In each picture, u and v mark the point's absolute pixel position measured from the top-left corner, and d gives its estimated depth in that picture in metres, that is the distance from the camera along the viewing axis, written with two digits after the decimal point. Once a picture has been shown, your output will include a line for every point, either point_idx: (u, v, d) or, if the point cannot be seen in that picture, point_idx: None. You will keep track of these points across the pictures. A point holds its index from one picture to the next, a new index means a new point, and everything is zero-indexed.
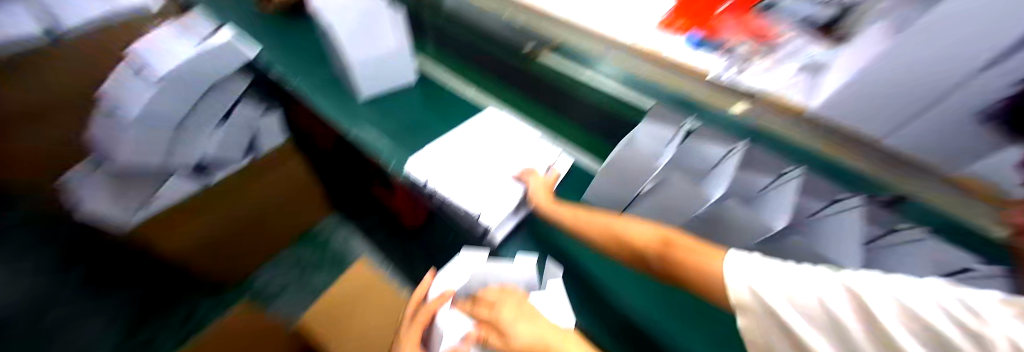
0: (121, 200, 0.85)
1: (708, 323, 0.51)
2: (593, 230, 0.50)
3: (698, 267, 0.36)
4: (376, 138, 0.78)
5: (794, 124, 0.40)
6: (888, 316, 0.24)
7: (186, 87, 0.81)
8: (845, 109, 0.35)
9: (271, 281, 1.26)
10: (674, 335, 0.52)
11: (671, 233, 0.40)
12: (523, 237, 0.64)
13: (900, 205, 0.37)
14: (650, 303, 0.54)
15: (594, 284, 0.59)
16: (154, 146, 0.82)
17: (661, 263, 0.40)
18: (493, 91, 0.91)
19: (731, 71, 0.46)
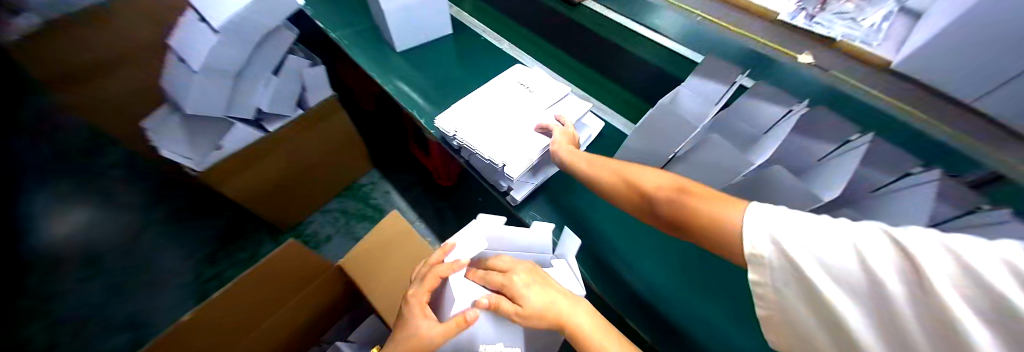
0: (197, 147, 0.98)
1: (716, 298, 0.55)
2: (609, 172, 0.49)
3: (710, 215, 0.33)
4: (409, 91, 0.80)
5: (866, 78, 0.45)
6: (943, 276, 0.23)
7: (244, 38, 0.86)
8: (927, 61, 0.40)
9: (320, 229, 1.26)
10: (685, 300, 0.55)
11: (687, 183, 0.39)
12: (543, 201, 0.68)
13: (997, 184, 0.39)
14: (663, 271, 0.57)
15: (611, 245, 0.62)
16: (217, 93, 0.90)
17: (667, 207, 0.38)
18: (528, 47, 0.89)
19: (805, 16, 0.48)
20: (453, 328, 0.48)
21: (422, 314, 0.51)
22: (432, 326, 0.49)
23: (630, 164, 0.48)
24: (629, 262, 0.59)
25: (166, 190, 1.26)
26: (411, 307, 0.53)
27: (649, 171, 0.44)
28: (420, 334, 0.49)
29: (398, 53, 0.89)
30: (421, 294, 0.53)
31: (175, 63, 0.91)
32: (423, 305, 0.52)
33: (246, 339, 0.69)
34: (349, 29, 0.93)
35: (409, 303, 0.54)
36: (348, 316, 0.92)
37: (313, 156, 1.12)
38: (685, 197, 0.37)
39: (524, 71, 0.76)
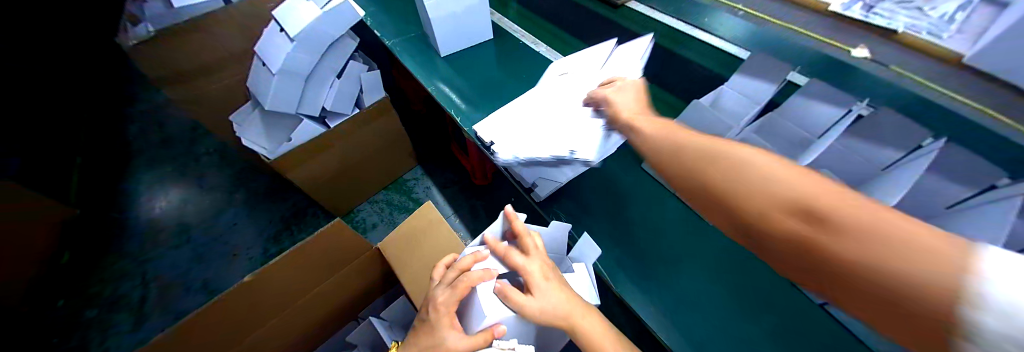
0: (273, 139, 1.14)
1: (754, 315, 0.52)
2: (676, 171, 0.36)
3: (880, 265, 0.21)
4: (449, 92, 0.86)
5: (942, 78, 0.39)
6: None
7: (314, 44, 0.98)
8: (1007, 58, 0.34)
9: (368, 217, 1.38)
10: (712, 307, 0.54)
11: (819, 195, 0.25)
12: (564, 199, 0.71)
13: None
14: (695, 280, 0.57)
15: (636, 245, 0.62)
16: (290, 93, 1.03)
17: (785, 240, 0.27)
18: (567, 50, 0.91)
19: (863, 7, 0.45)
20: (482, 342, 0.48)
21: (450, 326, 0.51)
22: (459, 339, 0.49)
23: (729, 162, 0.31)
24: (637, 287, 0.58)
25: (244, 175, 1.47)
26: (439, 316, 0.52)
27: (780, 172, 0.27)
28: (448, 347, 0.49)
29: (442, 56, 0.95)
30: (450, 305, 0.52)
31: (258, 65, 1.06)
32: (451, 315, 0.52)
33: (288, 312, 0.77)
34: (403, 38, 1.02)
35: (438, 309, 0.52)
36: (385, 296, 1.01)
37: (364, 152, 1.23)
38: (857, 249, 0.22)
39: (582, 57, 0.71)
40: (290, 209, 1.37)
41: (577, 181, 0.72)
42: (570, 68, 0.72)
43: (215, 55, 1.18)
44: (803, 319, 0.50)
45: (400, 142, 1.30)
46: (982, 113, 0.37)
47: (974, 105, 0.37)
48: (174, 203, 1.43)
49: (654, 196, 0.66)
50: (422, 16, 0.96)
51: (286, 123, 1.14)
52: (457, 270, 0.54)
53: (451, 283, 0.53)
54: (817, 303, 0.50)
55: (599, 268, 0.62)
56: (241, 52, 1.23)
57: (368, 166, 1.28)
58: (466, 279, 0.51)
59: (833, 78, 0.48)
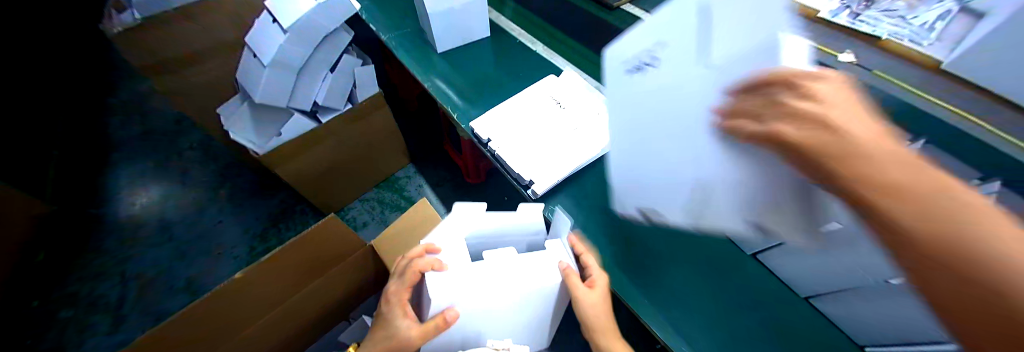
0: (261, 132, 1.12)
1: (766, 316, 0.54)
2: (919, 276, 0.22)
3: None
4: (446, 89, 0.86)
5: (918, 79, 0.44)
6: None
7: (308, 36, 0.96)
8: (977, 64, 0.39)
9: (358, 215, 1.36)
10: (730, 315, 0.55)
11: None
12: (565, 197, 0.68)
13: None
14: (707, 287, 0.58)
15: (643, 252, 0.62)
16: (281, 86, 1.01)
17: None
18: (563, 49, 0.92)
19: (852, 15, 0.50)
20: (431, 329, 0.50)
21: (403, 315, 0.54)
22: (411, 327, 0.52)
23: None
24: (634, 284, 0.59)
25: (229, 170, 1.43)
26: (394, 307, 0.56)
27: None
28: (401, 335, 0.52)
29: (438, 53, 0.95)
30: (402, 294, 0.55)
31: (248, 57, 1.03)
32: (403, 304, 0.55)
33: (279, 310, 0.75)
34: (399, 33, 1.01)
35: (390, 301, 0.56)
36: (376, 295, 0.99)
37: (355, 149, 1.21)
38: None
39: (668, 13, 0.32)
40: (277, 206, 1.34)
41: (575, 177, 0.70)
42: (650, 35, 0.34)
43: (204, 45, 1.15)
44: (790, 312, 0.54)
45: (393, 138, 1.29)
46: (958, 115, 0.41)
47: (950, 106, 0.41)
48: (156, 199, 1.38)
49: None
50: (419, 12, 0.95)
51: (274, 116, 1.12)
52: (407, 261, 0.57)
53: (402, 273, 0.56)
54: (801, 296, 0.55)
55: (615, 284, 0.59)
56: (233, 43, 1.20)
57: (359, 163, 1.26)
58: (411, 266, 0.53)
59: None
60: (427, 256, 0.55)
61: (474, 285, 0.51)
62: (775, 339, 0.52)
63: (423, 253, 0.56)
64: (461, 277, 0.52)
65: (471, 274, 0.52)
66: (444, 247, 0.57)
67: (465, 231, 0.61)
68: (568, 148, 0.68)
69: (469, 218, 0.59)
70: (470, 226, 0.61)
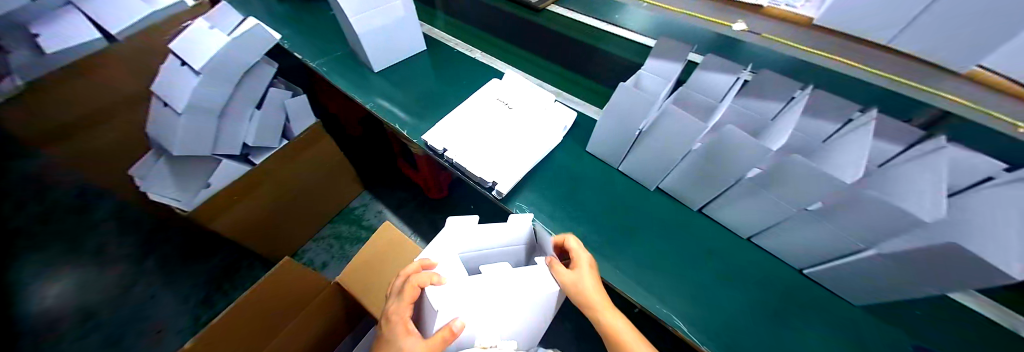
0: (188, 188, 1.00)
1: (749, 284, 0.56)
2: None
3: None
4: (389, 107, 0.82)
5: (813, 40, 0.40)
6: None
7: (227, 72, 0.88)
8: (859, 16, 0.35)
9: (316, 256, 1.26)
10: (722, 290, 0.56)
11: None
12: (529, 190, 0.68)
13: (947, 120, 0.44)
14: (696, 265, 0.58)
15: (626, 240, 0.61)
16: (201, 133, 0.92)
17: None
18: (500, 53, 0.94)
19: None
20: (438, 343, 0.45)
21: (405, 333, 0.49)
22: (414, 343, 0.46)
23: None
24: (603, 257, 0.59)
25: (154, 236, 1.22)
26: (394, 326, 0.51)
27: None
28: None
29: (375, 72, 0.91)
30: (402, 311, 0.51)
31: (158, 106, 0.91)
32: (405, 322, 0.50)
33: None
34: (328, 57, 0.96)
35: (391, 322, 0.51)
36: (351, 335, 0.93)
37: (300, 184, 1.11)
38: None
39: None
40: (218, 266, 1.20)
41: (532, 171, 0.71)
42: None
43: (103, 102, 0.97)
44: (738, 252, 0.59)
45: (342, 167, 1.21)
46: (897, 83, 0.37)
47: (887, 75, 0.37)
48: (66, 288, 1.13)
49: (622, 187, 0.67)
50: (346, 33, 0.91)
51: (201, 167, 1.01)
52: (403, 280, 0.53)
53: (400, 290, 0.53)
54: (743, 237, 0.60)
55: (613, 280, 0.57)
56: (140, 94, 1.03)
57: (306, 200, 1.17)
58: (409, 282, 0.50)
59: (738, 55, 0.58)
60: (425, 271, 0.52)
61: (476, 298, 0.49)
62: (729, 280, 0.57)
63: (419, 269, 0.54)
64: (462, 287, 0.50)
65: (470, 287, 0.50)
66: (438, 261, 0.56)
67: (461, 246, 0.59)
68: (520, 145, 0.67)
69: (464, 233, 0.57)
70: (463, 244, 0.59)
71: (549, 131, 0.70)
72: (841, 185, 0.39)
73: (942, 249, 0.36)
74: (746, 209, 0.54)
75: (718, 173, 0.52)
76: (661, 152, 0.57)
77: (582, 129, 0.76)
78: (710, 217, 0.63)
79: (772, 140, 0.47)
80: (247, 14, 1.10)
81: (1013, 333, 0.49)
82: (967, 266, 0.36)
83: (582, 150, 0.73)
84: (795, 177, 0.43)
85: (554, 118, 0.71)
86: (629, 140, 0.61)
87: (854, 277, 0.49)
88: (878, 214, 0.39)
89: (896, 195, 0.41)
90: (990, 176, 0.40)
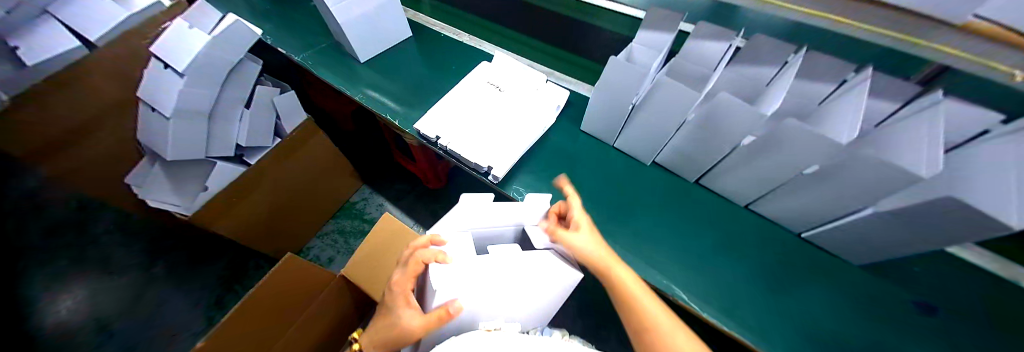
0: (184, 193, 0.99)
1: (746, 251, 0.57)
2: None
3: None
4: (378, 97, 0.80)
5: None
6: None
7: (211, 73, 0.87)
8: None
9: (321, 252, 1.27)
10: (719, 258, 0.57)
11: None
12: (526, 172, 0.68)
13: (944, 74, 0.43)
14: (692, 237, 0.59)
15: (624, 215, 0.61)
16: (193, 136, 0.91)
17: None
18: (489, 35, 0.92)
19: None
20: (436, 320, 0.46)
21: (405, 304, 0.51)
22: (412, 317, 0.48)
23: None
24: (604, 232, 0.59)
25: (161, 243, 1.22)
26: (396, 295, 0.52)
27: None
28: (402, 324, 0.48)
29: (361, 63, 0.89)
30: (405, 282, 0.52)
31: (146, 111, 0.89)
32: (406, 294, 0.52)
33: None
34: (312, 51, 0.93)
35: (394, 290, 0.53)
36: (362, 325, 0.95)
37: (297, 181, 1.11)
38: None
39: None
40: (225, 267, 1.23)
41: (528, 154, 0.70)
42: None
43: (79, 117, 0.86)
44: (736, 222, 0.60)
45: (337, 162, 1.20)
46: (899, 39, 0.36)
47: (885, 32, 0.36)
48: (78, 298, 1.12)
49: (618, 164, 0.67)
50: (329, 24, 0.88)
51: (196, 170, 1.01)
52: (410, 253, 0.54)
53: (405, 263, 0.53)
54: (740, 205, 0.61)
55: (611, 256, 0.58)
56: (128, 96, 0.93)
57: (304, 197, 1.17)
58: (414, 257, 0.51)
59: (733, 21, 0.57)
60: (431, 248, 0.51)
61: (476, 283, 0.49)
62: (728, 247, 0.57)
63: (428, 243, 0.53)
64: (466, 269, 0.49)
65: (473, 270, 0.49)
66: (448, 239, 0.53)
67: (470, 224, 0.58)
68: (513, 128, 0.66)
69: (477, 211, 0.56)
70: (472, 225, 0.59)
71: (542, 112, 0.69)
72: (839, 146, 0.39)
73: (940, 203, 0.36)
74: (744, 176, 0.54)
75: (713, 140, 0.51)
76: (655, 125, 0.56)
77: (575, 108, 0.75)
78: (706, 187, 0.63)
79: (767, 106, 0.46)
80: (225, 11, 1.06)
81: (1010, 281, 0.52)
82: (964, 219, 0.36)
83: (577, 129, 0.73)
84: (794, 139, 0.42)
85: (547, 98, 0.70)
86: (624, 115, 0.60)
87: (852, 237, 0.49)
88: (874, 175, 0.39)
89: (895, 152, 0.40)
90: (987, 129, 0.40)
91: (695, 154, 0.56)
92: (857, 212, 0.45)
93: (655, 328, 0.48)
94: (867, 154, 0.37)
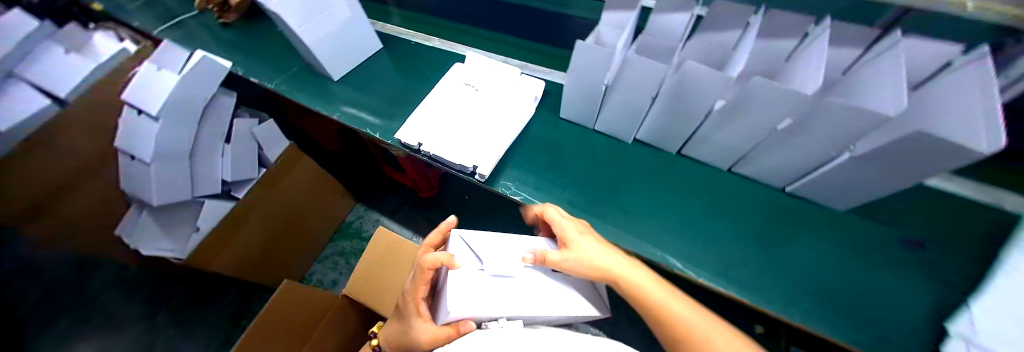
0: (177, 236, 0.98)
1: (735, 213, 0.58)
2: None
3: None
4: (356, 113, 0.80)
5: None
6: None
7: (184, 112, 0.86)
8: None
9: (324, 277, 1.26)
10: (711, 224, 0.57)
11: None
12: (512, 166, 0.68)
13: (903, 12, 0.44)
14: (681, 206, 0.60)
15: (614, 195, 0.62)
16: (177, 177, 0.90)
17: None
18: (460, 37, 0.93)
19: None
20: (442, 337, 0.48)
21: (418, 315, 0.52)
22: (417, 325, 0.51)
23: None
24: (597, 214, 0.59)
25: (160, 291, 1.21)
26: (409, 305, 0.54)
27: None
28: (411, 333, 0.52)
29: (335, 81, 0.88)
30: (416, 291, 0.53)
31: (125, 160, 0.87)
32: (417, 302, 0.53)
33: None
34: (285, 76, 0.92)
35: (408, 297, 0.55)
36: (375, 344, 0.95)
37: (290, 209, 1.10)
38: None
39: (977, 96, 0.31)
40: (229, 306, 1.22)
41: (512, 149, 0.70)
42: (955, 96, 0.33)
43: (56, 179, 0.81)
44: (722, 186, 0.61)
45: (329, 184, 1.19)
46: None
47: None
48: None
49: (602, 144, 0.68)
50: (298, 46, 0.87)
51: (185, 212, 0.99)
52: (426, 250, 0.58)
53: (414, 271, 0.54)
54: (724, 169, 0.62)
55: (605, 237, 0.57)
56: (108, 149, 0.90)
57: (300, 223, 1.16)
58: (421, 264, 0.51)
59: None
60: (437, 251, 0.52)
61: (488, 295, 0.49)
62: (718, 212, 0.58)
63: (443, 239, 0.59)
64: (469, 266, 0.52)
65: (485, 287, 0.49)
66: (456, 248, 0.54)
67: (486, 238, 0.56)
68: (493, 125, 0.66)
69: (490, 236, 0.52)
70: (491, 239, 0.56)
71: (520, 105, 0.69)
72: (805, 97, 0.39)
73: (911, 139, 0.36)
74: (723, 140, 0.54)
75: (688, 109, 0.51)
76: (630, 102, 0.56)
77: (553, 96, 0.76)
78: (689, 157, 0.64)
79: (733, 69, 0.47)
80: (192, 48, 1.04)
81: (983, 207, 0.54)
82: (937, 154, 0.36)
83: (557, 117, 0.73)
84: (762, 96, 0.42)
85: (522, 90, 0.71)
86: (599, 97, 0.60)
87: (835, 185, 0.50)
88: (846, 121, 0.39)
89: (865, 98, 0.41)
90: (948, 62, 0.41)
91: (674, 125, 0.57)
92: (835, 161, 0.46)
93: (691, 336, 0.45)
94: (832, 102, 0.38)
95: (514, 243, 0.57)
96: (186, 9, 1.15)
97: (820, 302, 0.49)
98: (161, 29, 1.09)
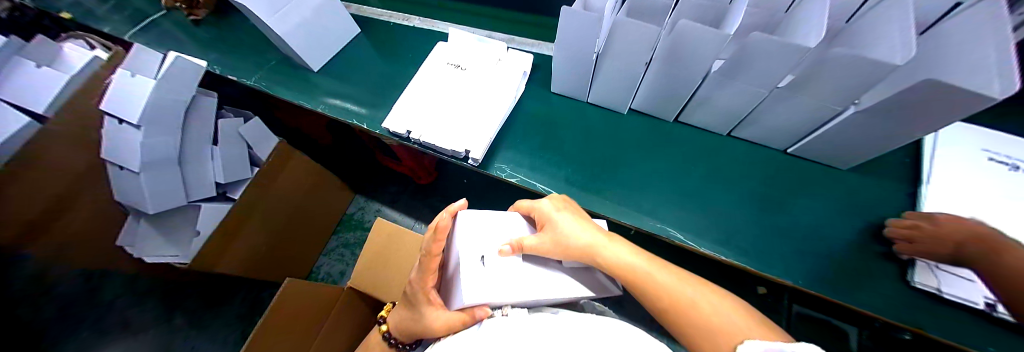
0: (180, 243, 0.98)
1: (735, 179, 0.57)
2: None
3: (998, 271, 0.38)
4: (342, 104, 0.77)
5: None
6: None
7: (166, 117, 0.83)
8: None
9: (331, 269, 1.28)
10: (712, 191, 0.56)
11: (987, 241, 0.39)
12: (505, 148, 0.66)
13: None
14: (679, 175, 0.58)
15: (611, 169, 0.61)
16: (170, 184, 0.88)
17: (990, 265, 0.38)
18: (443, 15, 0.88)
19: None
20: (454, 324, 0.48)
21: (429, 303, 0.52)
22: (429, 311, 0.51)
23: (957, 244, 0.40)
24: (594, 189, 0.59)
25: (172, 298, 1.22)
26: (417, 294, 0.53)
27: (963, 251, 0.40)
28: (423, 320, 0.52)
29: (316, 72, 0.84)
30: (424, 281, 0.53)
31: (115, 171, 0.85)
32: (427, 291, 0.52)
33: None
34: (265, 70, 0.89)
35: (415, 286, 0.54)
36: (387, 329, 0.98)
37: (288, 208, 1.09)
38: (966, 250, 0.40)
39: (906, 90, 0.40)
40: (244, 305, 1.26)
41: (504, 129, 0.68)
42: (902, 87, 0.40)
43: (44, 202, 0.78)
44: (721, 150, 0.60)
45: (325, 178, 1.18)
46: None
47: None
48: None
49: (597, 117, 0.66)
50: (272, 38, 0.83)
51: (184, 218, 0.98)
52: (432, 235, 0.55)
53: (420, 261, 0.53)
54: (723, 134, 0.61)
55: (604, 212, 0.57)
56: (96, 162, 0.87)
57: (301, 219, 1.16)
58: (430, 252, 0.50)
59: None
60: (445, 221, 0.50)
61: (496, 283, 0.49)
62: (717, 179, 0.57)
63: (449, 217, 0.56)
64: (471, 252, 0.52)
65: (491, 276, 0.49)
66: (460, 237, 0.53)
67: (486, 226, 0.55)
68: (482, 106, 0.64)
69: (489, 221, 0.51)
70: (492, 225, 0.55)
71: (509, 82, 0.66)
72: (807, 50, 0.37)
73: (921, 88, 0.34)
74: (723, 101, 0.52)
75: (684, 72, 0.49)
76: (624, 71, 0.54)
77: (544, 71, 0.73)
78: (687, 124, 0.63)
79: (731, 25, 0.44)
80: (165, 49, 0.99)
81: None
82: (947, 101, 0.35)
83: (549, 92, 0.71)
84: (762, 54, 0.40)
85: (511, 67, 0.68)
86: (591, 69, 0.58)
87: (839, 141, 0.49)
88: (851, 73, 0.37)
89: (873, 47, 0.39)
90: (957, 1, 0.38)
91: (672, 91, 0.55)
92: (838, 117, 0.44)
93: (678, 301, 0.44)
94: (835, 54, 0.35)
95: (509, 226, 0.57)
96: (154, 8, 1.09)
97: (820, 261, 0.49)
98: (132, 33, 1.04)
